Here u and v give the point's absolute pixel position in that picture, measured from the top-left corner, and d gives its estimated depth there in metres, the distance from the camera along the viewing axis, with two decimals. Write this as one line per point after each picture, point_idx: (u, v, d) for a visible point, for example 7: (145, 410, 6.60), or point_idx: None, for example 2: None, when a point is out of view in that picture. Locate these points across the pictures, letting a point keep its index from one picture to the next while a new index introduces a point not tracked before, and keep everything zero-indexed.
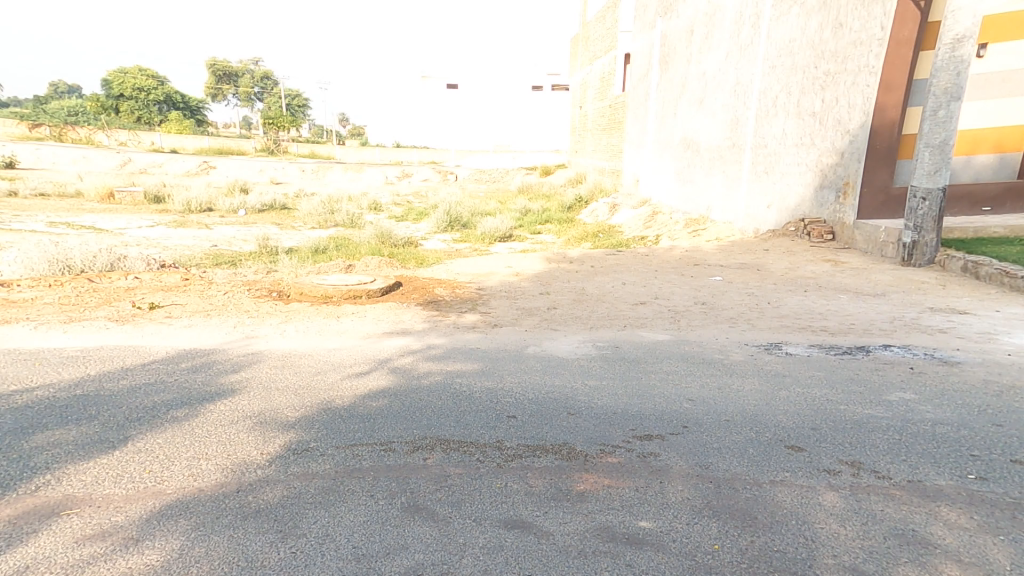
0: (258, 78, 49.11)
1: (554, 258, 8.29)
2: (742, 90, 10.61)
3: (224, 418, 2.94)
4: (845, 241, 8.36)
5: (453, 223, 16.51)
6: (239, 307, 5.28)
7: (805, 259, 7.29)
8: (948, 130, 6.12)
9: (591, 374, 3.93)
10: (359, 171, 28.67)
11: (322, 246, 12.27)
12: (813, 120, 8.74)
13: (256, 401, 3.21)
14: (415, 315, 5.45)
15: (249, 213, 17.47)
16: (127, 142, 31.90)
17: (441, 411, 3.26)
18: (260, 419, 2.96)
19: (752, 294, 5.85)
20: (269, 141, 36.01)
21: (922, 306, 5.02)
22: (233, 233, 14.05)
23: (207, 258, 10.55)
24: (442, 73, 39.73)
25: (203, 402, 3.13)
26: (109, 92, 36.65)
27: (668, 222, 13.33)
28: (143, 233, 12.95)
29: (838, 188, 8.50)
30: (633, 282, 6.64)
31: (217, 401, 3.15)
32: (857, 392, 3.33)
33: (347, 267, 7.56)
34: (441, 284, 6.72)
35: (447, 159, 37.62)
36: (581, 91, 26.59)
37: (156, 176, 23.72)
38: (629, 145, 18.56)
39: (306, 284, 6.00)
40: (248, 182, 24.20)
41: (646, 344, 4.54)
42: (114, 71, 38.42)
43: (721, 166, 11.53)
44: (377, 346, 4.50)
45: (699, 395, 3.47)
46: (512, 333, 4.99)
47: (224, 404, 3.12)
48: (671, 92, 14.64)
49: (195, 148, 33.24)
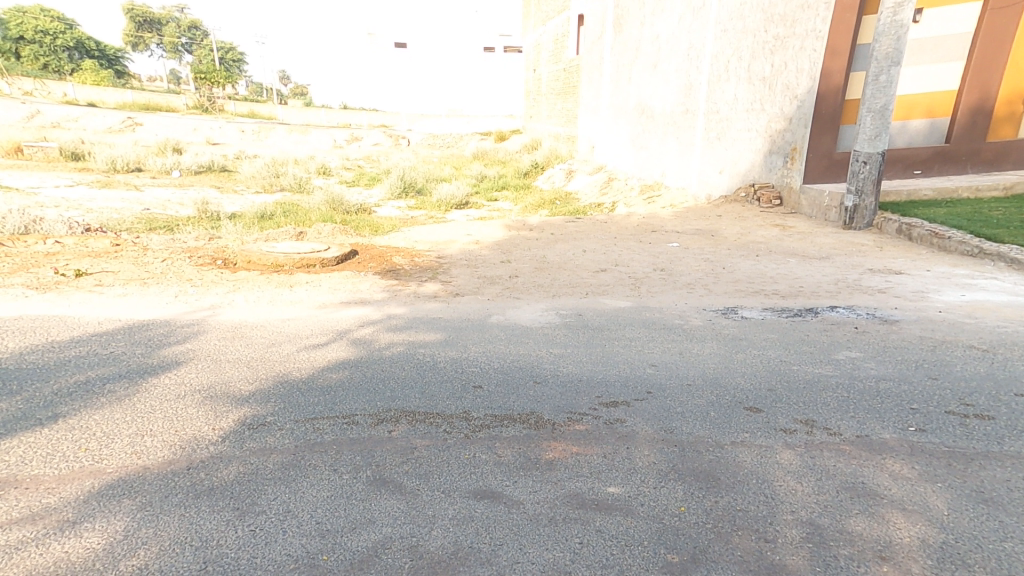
0: (186, 28, 45.23)
1: (514, 226, 8.19)
2: (695, 55, 10.60)
3: (169, 392, 2.74)
4: (793, 206, 8.64)
5: (407, 190, 16.02)
6: (180, 275, 4.93)
7: (756, 224, 7.48)
8: (888, 95, 6.33)
9: (556, 343, 3.92)
10: (304, 133, 27.25)
11: (267, 212, 11.66)
12: (762, 85, 8.83)
13: (205, 374, 3.01)
14: (373, 285, 5.26)
15: (185, 175, 16.35)
16: (37, 94, 28.90)
17: (405, 382, 3.19)
18: (210, 393, 2.77)
19: (708, 259, 5.96)
20: (204, 99, 33.61)
21: (863, 267, 5.25)
22: (168, 197, 13.12)
23: (139, 222, 9.81)
24: (391, 31, 37.88)
25: (145, 376, 2.90)
26: (8, 35, 32.84)
27: (624, 188, 13.42)
28: (62, 194, 11.87)
29: (785, 154, 8.75)
30: (593, 250, 6.65)
31: (160, 374, 2.93)
32: (808, 352, 3.47)
33: (298, 234, 7.21)
34: (399, 252, 6.50)
35: (399, 122, 36.27)
36: (534, 54, 26.07)
37: (73, 132, 21.72)
38: (584, 110, 18.39)
39: (254, 252, 5.68)
40: (181, 143, 22.56)
41: (608, 311, 4.58)
42: (13, 11, 34.34)
43: (675, 133, 11.59)
44: (334, 316, 4.32)
45: (661, 360, 3.54)
46: (472, 302, 4.90)
47: (168, 378, 2.90)
48: (625, 56, 14.50)
49: (118, 103, 30.50)
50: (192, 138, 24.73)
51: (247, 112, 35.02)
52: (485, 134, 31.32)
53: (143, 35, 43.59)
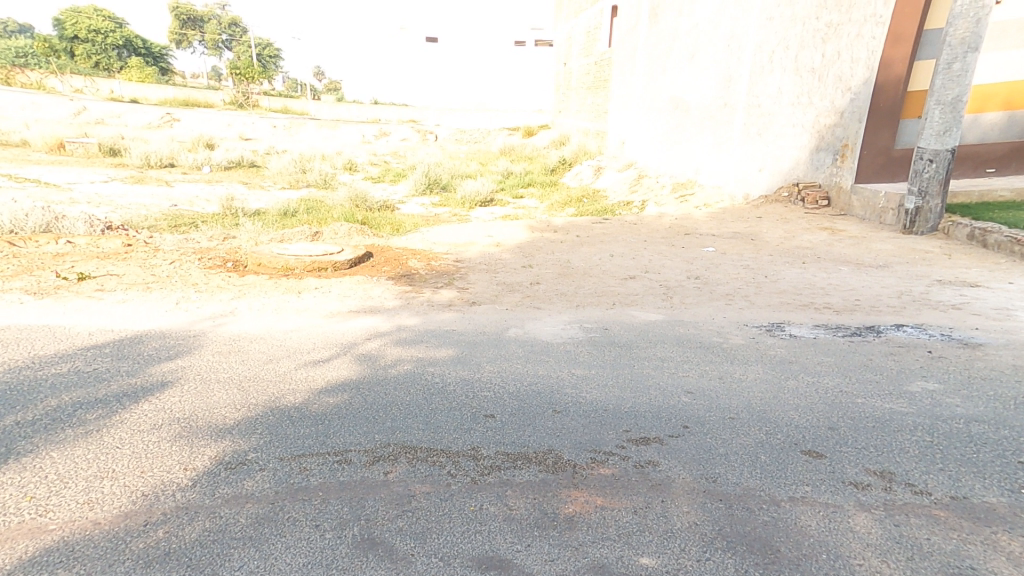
0: (225, 25, 46.13)
1: (539, 226, 7.80)
2: (736, 46, 10.02)
3: (143, 423, 2.47)
4: (841, 207, 8.01)
5: (432, 186, 15.78)
6: (186, 279, 4.72)
7: (800, 226, 6.90)
8: (962, 86, 5.68)
9: (579, 363, 3.52)
10: (334, 128, 27.37)
11: (291, 209, 11.56)
12: (811, 76, 8.18)
13: (188, 398, 2.73)
14: (386, 291, 4.96)
15: (215, 170, 16.46)
16: (84, 89, 29.76)
17: (409, 410, 2.84)
18: (189, 424, 2.49)
19: (748, 266, 5.46)
20: (239, 94, 34.11)
21: (931, 279, 4.67)
22: (196, 192, 13.18)
23: (164, 218, 9.80)
24: (422, 25, 37.85)
25: (122, 401, 2.64)
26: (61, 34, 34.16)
27: (654, 186, 12.88)
28: (93, 189, 12.02)
29: (835, 151, 8.11)
30: (622, 254, 6.21)
31: (138, 399, 2.67)
32: (873, 382, 2.93)
33: (314, 233, 6.98)
34: (415, 255, 6.20)
35: (427, 117, 36.21)
36: (565, 48, 25.48)
37: (114, 128, 22.29)
38: (615, 105, 17.82)
39: (265, 254, 5.43)
40: (215, 138, 22.90)
41: (638, 326, 4.15)
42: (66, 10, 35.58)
43: (711, 128, 11.02)
44: (341, 327, 4.02)
45: (699, 386, 3.07)
46: (490, 313, 4.55)
47: (147, 404, 2.64)
48: (660, 47, 13.90)
49: (158, 99, 31.21)
50: (226, 133, 25.07)
51: (280, 107, 35.39)
52: (513, 129, 30.97)
53: (183, 31, 44.61)
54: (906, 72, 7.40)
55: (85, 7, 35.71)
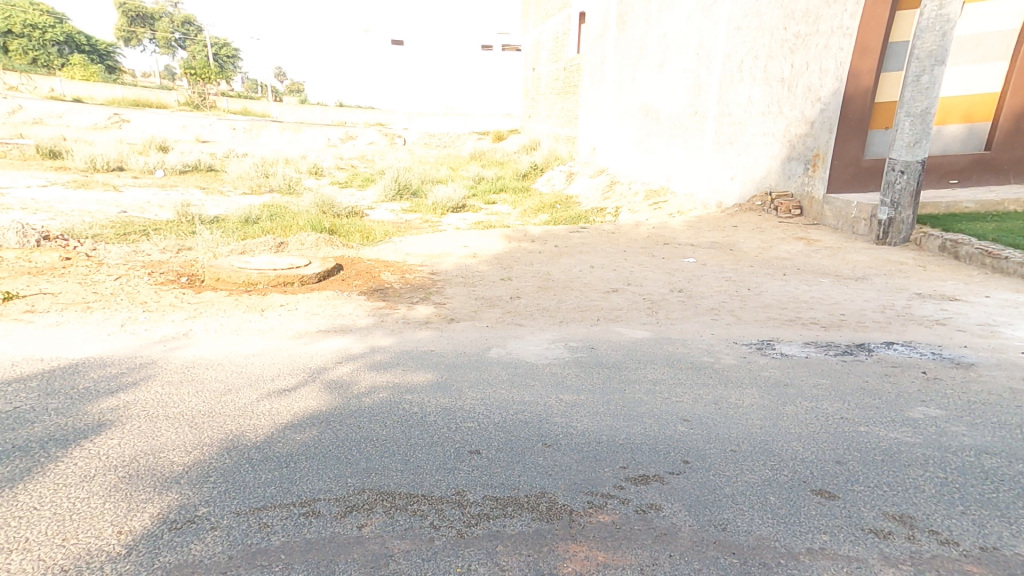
0: (178, 22, 44.41)
1: (515, 236, 7.60)
2: (705, 54, 10.04)
3: (73, 475, 2.13)
4: (813, 216, 8.09)
5: (402, 192, 15.40)
6: (133, 298, 4.32)
7: (777, 236, 6.90)
8: (930, 98, 5.76)
9: (566, 387, 3.31)
10: (298, 130, 26.58)
11: (253, 216, 11.05)
12: (780, 86, 8.24)
13: (131, 440, 2.40)
14: (357, 307, 4.65)
15: (170, 175, 15.68)
16: (23, 88, 28.13)
17: (386, 447, 2.56)
18: (128, 474, 2.17)
19: (730, 278, 5.37)
20: (197, 95, 32.90)
21: (911, 291, 4.67)
22: (149, 198, 12.50)
23: (112, 227, 9.19)
24: (388, 27, 37.30)
25: (48, 448, 2.29)
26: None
27: (627, 193, 12.87)
28: (34, 195, 11.24)
29: (806, 160, 8.20)
30: (602, 265, 6.07)
31: (68, 445, 2.32)
32: (873, 407, 2.81)
33: (279, 245, 6.59)
34: (388, 267, 5.91)
35: (395, 120, 35.67)
36: (534, 53, 25.43)
37: (58, 129, 21.07)
38: (585, 111, 17.81)
39: (223, 268, 5.05)
40: (170, 141, 21.91)
41: (625, 344, 3.98)
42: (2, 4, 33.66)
43: (682, 135, 11.04)
44: (308, 349, 3.71)
45: (696, 414, 2.90)
46: (469, 331, 4.31)
47: (80, 450, 2.29)
48: (629, 54, 13.93)
49: (109, 99, 29.75)
50: (181, 136, 24.03)
51: (241, 109, 34.25)
52: (483, 133, 30.75)
53: (136, 28, 42.79)
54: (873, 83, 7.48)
55: (20, 3, 34.01)
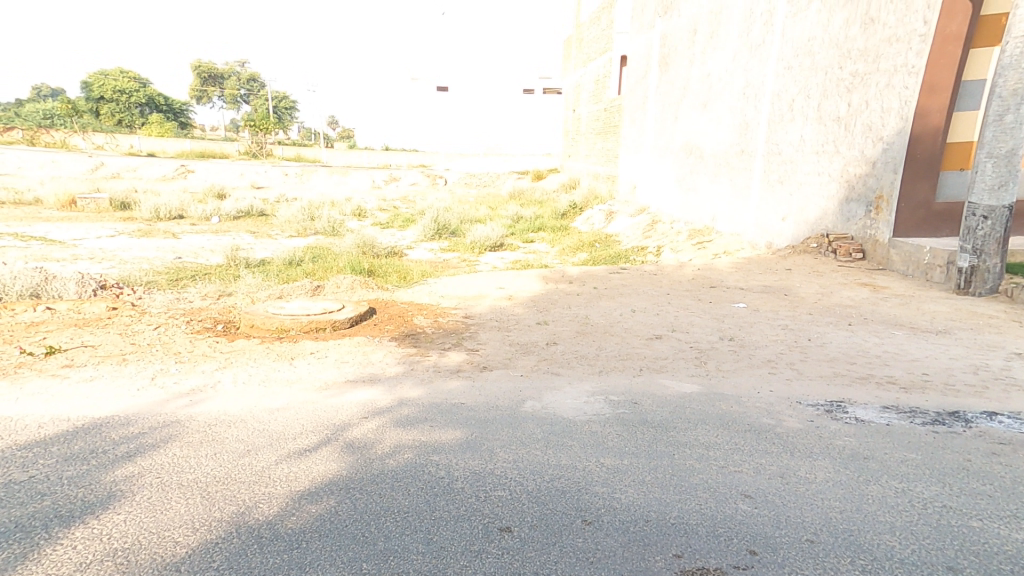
0: (244, 79, 47.77)
1: (552, 277, 7.39)
2: (752, 93, 9.83)
3: (68, 564, 1.96)
4: (878, 260, 7.48)
5: (441, 231, 15.56)
6: (168, 347, 4.30)
7: (837, 281, 6.42)
8: (1016, 138, 5.32)
9: (608, 450, 2.98)
10: (345, 175, 27.59)
11: (297, 258, 11.30)
12: (837, 125, 7.86)
13: (136, 518, 2.23)
14: (387, 354, 4.50)
15: (223, 220, 16.40)
16: (104, 146, 30.71)
17: (406, 523, 2.30)
18: (125, 562, 1.98)
19: (787, 326, 4.95)
20: (255, 145, 34.96)
21: (1006, 350, 4.15)
22: (202, 244, 13.04)
23: (165, 274, 9.54)
24: (432, 74, 38.84)
25: (49, 528, 2.15)
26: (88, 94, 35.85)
27: (669, 232, 12.60)
28: (100, 244, 11.90)
29: (868, 202, 7.57)
30: (644, 309, 5.75)
31: (69, 524, 2.17)
32: (983, 496, 2.38)
33: (315, 288, 6.61)
34: (421, 310, 5.79)
35: (437, 161, 36.75)
36: (573, 95, 25.80)
37: (129, 181, 22.64)
38: (625, 150, 17.74)
39: (258, 315, 5.02)
40: (227, 189, 23.13)
41: (671, 398, 3.62)
42: (95, 73, 37.40)
43: (727, 174, 10.74)
44: (334, 402, 3.55)
45: (758, 488, 2.52)
46: (502, 381, 4.06)
47: (80, 531, 2.14)
48: (671, 94, 13.84)
49: (176, 151, 31.94)
50: (238, 183, 25.36)
51: (293, 156, 36.06)
52: (522, 172, 31.18)
53: (204, 85, 46.28)
54: (946, 122, 6.73)
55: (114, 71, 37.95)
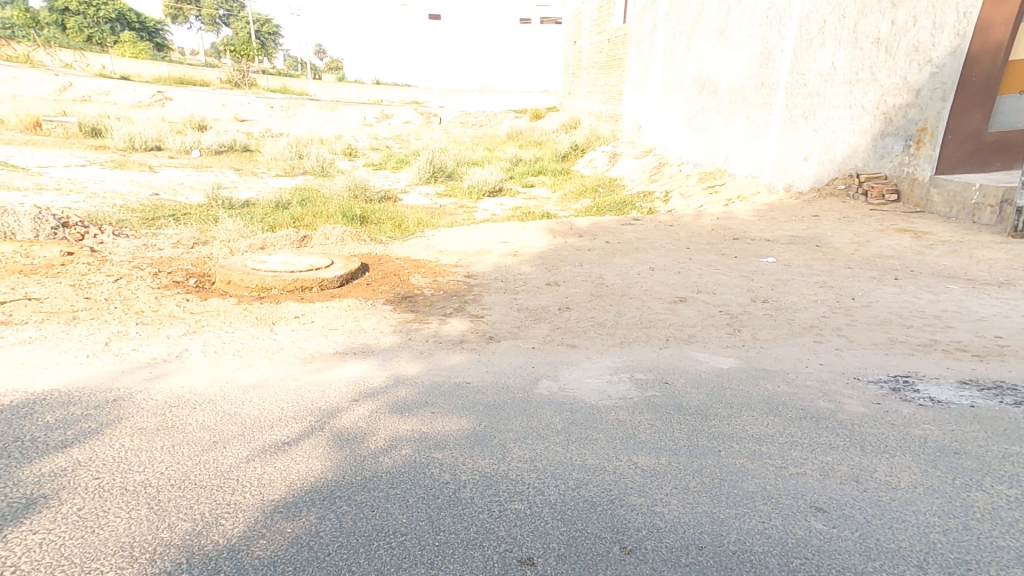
0: (224, 1, 44.44)
1: (559, 229, 6.84)
2: (776, 16, 8.90)
3: None
4: (916, 202, 6.93)
5: (436, 174, 14.73)
6: (129, 304, 3.76)
7: (872, 228, 5.87)
8: None
9: (641, 445, 2.53)
10: (334, 109, 25.99)
11: (283, 200, 10.60)
12: (875, 48, 7.08)
13: (55, 546, 1.77)
14: (382, 321, 4.07)
15: (205, 155, 15.44)
16: (76, 66, 28.70)
17: (404, 554, 1.85)
18: None
19: (825, 283, 4.45)
20: (237, 74, 32.86)
21: None
22: (182, 179, 12.21)
23: (139, 212, 8.86)
24: (425, 2, 36.30)
25: None
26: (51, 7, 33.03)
27: (678, 176, 11.91)
28: (69, 174, 11.09)
29: (909, 136, 6.89)
30: (664, 267, 5.25)
31: None
32: None
33: (302, 239, 6.07)
34: (418, 268, 5.28)
35: (431, 99, 35.03)
36: (575, 25, 24.12)
37: (102, 108, 21.21)
38: (630, 86, 16.63)
39: (235, 270, 4.48)
40: (207, 119, 21.78)
41: (705, 376, 3.17)
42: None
43: (744, 110, 9.92)
44: (321, 379, 3.07)
45: (831, 499, 2.08)
46: (511, 355, 3.64)
47: None
48: (683, 22, 12.74)
49: (153, 76, 29.93)
50: (220, 115, 23.94)
51: (279, 87, 34.05)
52: (520, 111, 29.73)
53: (181, 6, 43.14)
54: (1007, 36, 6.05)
55: None
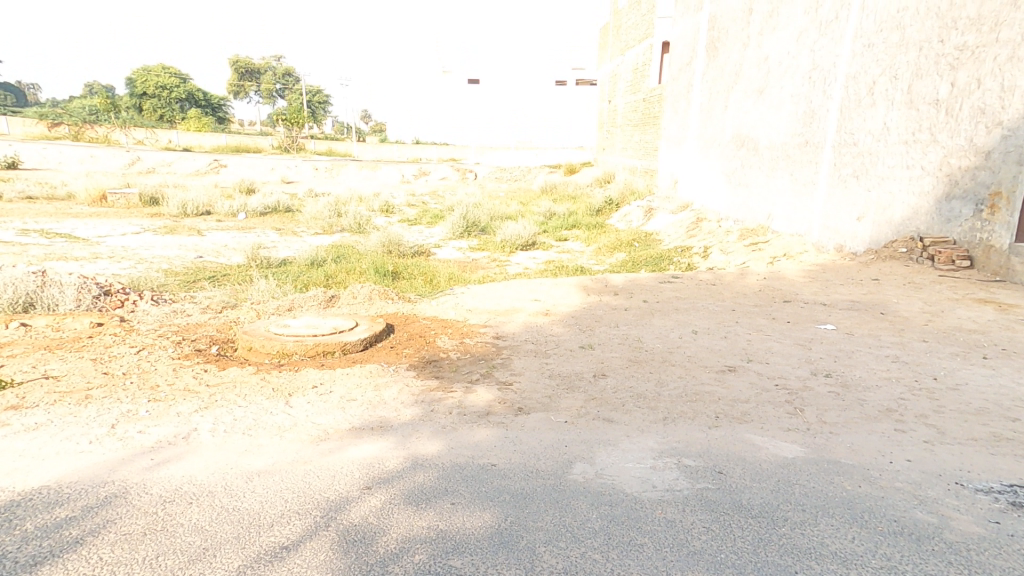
0: (280, 74, 47.93)
1: (593, 287, 6.55)
2: (821, 76, 8.74)
3: None
4: (994, 269, 6.31)
5: (470, 229, 14.81)
6: (146, 378, 3.62)
7: (944, 295, 5.36)
8: None
9: (700, 558, 2.10)
10: (374, 168, 26.99)
11: (319, 258, 10.74)
12: (933, 108, 6.73)
13: None
14: (403, 391, 3.80)
15: (251, 216, 16.06)
16: (144, 141, 31.18)
17: None
18: None
19: (900, 359, 3.97)
20: (287, 139, 34.89)
21: None
22: (226, 241, 12.63)
23: (182, 275, 9.09)
24: (464, 66, 38.09)
25: None
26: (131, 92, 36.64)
27: (717, 231, 11.56)
28: (123, 241, 11.62)
29: (980, 200, 6.33)
30: (708, 330, 4.86)
31: None
32: None
33: (330, 299, 5.99)
34: (445, 328, 5.07)
35: (467, 156, 36.18)
36: (609, 85, 24.70)
37: (162, 177, 22.66)
38: (666, 142, 16.64)
39: (257, 336, 4.34)
40: (256, 182, 22.93)
41: (764, 466, 2.73)
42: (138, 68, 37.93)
43: (787, 167, 9.64)
44: (332, 462, 2.79)
45: None
46: (541, 431, 3.27)
47: None
48: (720, 82, 12.75)
49: (212, 146, 32.16)
50: (268, 177, 25.22)
51: (325, 150, 35.87)
52: (555, 166, 30.23)
53: (241, 79, 46.79)
54: None
55: (154, 67, 38.16)
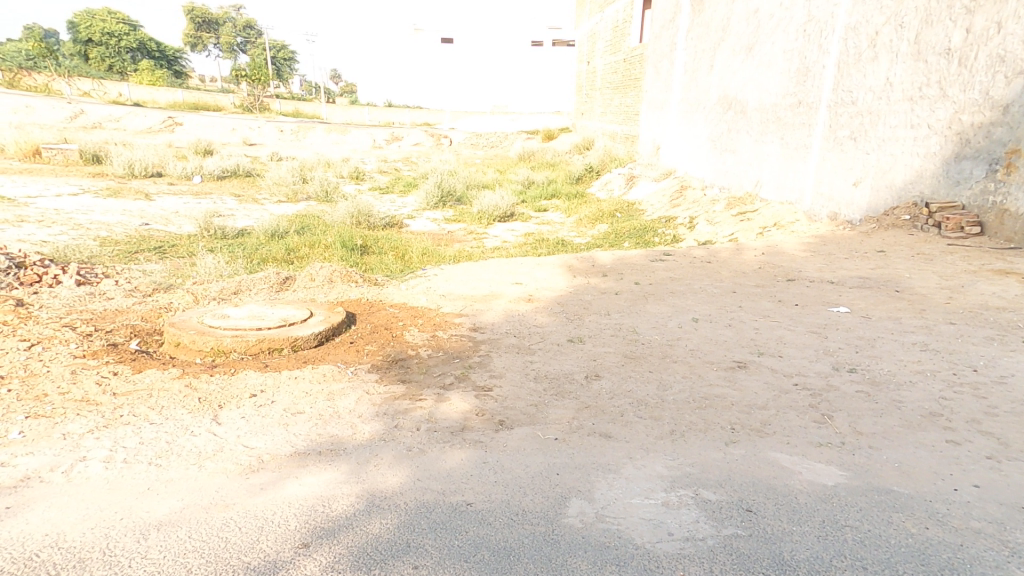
0: (241, 28, 45.02)
1: (579, 266, 5.99)
2: (816, 30, 8.13)
3: None
4: (1006, 236, 5.83)
5: (445, 198, 14.01)
6: (32, 386, 2.91)
7: (959, 267, 4.90)
8: None
9: None
10: (343, 131, 25.50)
11: (281, 229, 9.88)
12: (943, 59, 6.18)
13: None
14: (362, 400, 3.19)
15: (207, 181, 14.90)
16: (91, 94, 28.89)
17: None
18: None
19: (928, 344, 3.47)
20: (250, 97, 32.83)
21: None
22: (177, 207, 11.59)
23: (121, 245, 8.17)
24: (438, 25, 36.24)
25: None
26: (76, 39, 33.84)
27: (702, 201, 11.07)
28: (56, 204, 10.50)
29: (994, 159, 5.81)
30: (709, 318, 4.36)
31: None
32: None
33: (285, 280, 5.30)
34: (416, 319, 4.49)
35: (442, 121, 34.72)
36: (588, 46, 23.64)
37: (107, 135, 20.94)
38: (648, 106, 15.90)
39: (185, 328, 3.65)
40: (215, 144, 21.45)
41: (803, 499, 2.21)
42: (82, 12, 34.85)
43: (777, 131, 9.10)
44: (260, 504, 2.17)
45: None
46: (527, 455, 2.72)
47: None
48: (706, 40, 12.03)
49: (167, 103, 30.02)
50: (229, 139, 23.66)
51: (292, 112, 33.94)
52: (533, 132, 29.18)
53: (199, 33, 43.70)
54: None
55: (99, 11, 34.96)
